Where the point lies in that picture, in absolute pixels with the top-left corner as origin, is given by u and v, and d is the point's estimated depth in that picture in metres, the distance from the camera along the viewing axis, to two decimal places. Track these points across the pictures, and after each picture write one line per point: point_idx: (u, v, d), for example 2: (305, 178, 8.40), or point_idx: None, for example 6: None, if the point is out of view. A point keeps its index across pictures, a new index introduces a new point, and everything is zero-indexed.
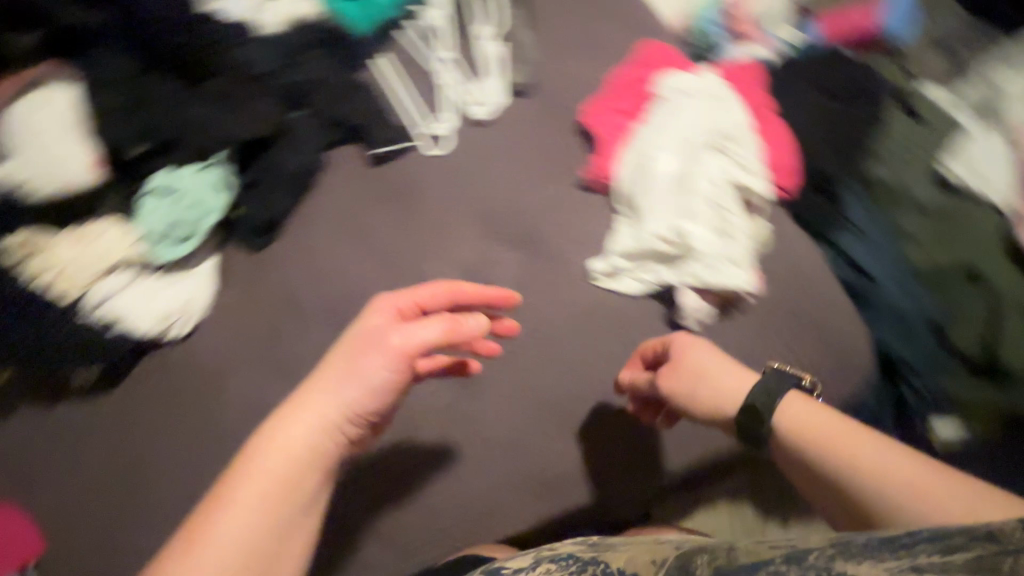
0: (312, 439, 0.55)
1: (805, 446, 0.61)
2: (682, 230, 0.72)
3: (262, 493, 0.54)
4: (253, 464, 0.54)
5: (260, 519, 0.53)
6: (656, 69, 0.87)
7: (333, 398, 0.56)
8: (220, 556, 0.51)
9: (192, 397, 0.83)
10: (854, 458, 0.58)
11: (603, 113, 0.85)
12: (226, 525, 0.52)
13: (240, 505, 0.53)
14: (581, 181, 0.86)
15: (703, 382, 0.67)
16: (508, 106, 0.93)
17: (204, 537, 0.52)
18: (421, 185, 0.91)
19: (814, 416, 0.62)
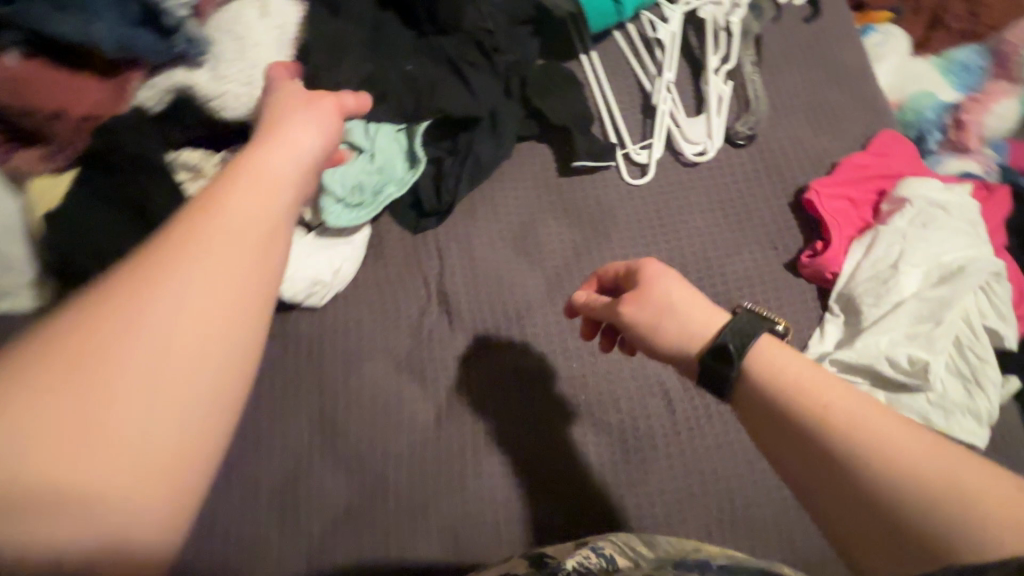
0: (265, 230, 0.36)
1: (781, 399, 0.41)
2: (921, 360, 0.66)
3: (176, 317, 0.31)
4: (168, 282, 0.31)
5: (172, 367, 0.30)
6: (896, 166, 0.81)
7: (264, 194, 0.38)
8: (123, 444, 0.28)
9: (311, 375, 0.74)
10: (830, 435, 0.38)
11: (834, 198, 0.79)
12: (121, 413, 0.28)
13: (149, 337, 0.30)
14: (788, 260, 0.80)
15: (665, 316, 0.49)
16: (723, 152, 0.85)
17: (107, 397, 0.28)
18: (610, 210, 0.82)
19: (791, 365, 0.42)
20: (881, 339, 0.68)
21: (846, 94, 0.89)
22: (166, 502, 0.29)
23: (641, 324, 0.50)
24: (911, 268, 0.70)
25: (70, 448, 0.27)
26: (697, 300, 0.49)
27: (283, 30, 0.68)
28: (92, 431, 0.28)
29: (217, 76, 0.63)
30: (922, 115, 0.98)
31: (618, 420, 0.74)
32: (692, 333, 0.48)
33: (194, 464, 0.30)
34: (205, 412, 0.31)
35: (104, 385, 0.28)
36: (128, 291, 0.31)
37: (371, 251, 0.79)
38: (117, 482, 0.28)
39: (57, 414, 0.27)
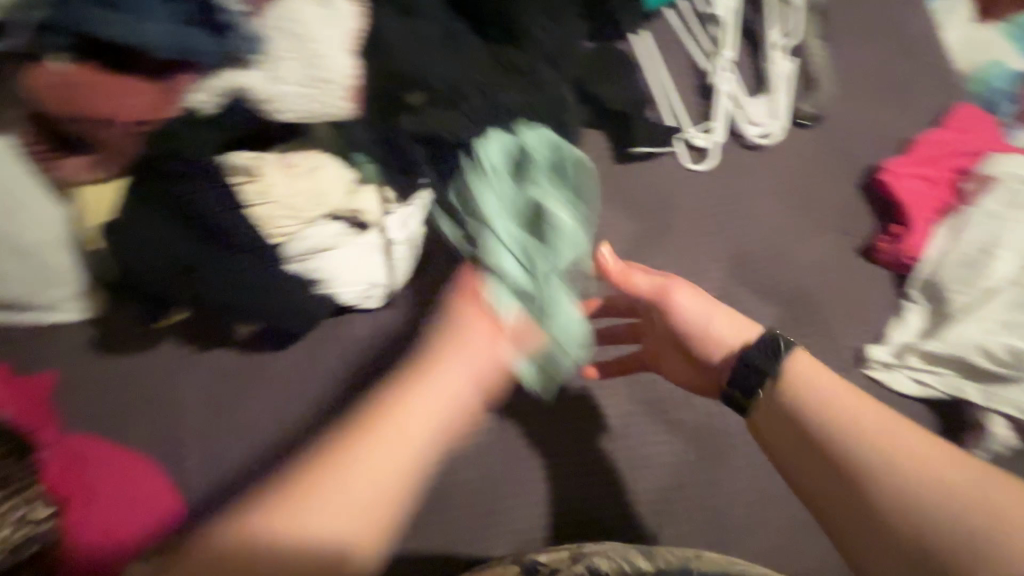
0: (414, 429, 0.46)
1: (812, 407, 0.51)
2: (1021, 350, 0.62)
3: (370, 468, 0.43)
4: (378, 431, 0.45)
5: (374, 495, 0.43)
6: (981, 142, 0.75)
7: (466, 378, 0.50)
8: (313, 542, 0.40)
9: (372, 382, 0.72)
10: (862, 458, 0.47)
11: (911, 179, 0.75)
12: (333, 495, 0.42)
13: (355, 472, 0.43)
14: (863, 245, 0.75)
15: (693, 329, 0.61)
16: (788, 133, 0.80)
17: (300, 506, 0.41)
18: (670, 199, 0.79)
19: (843, 398, 0.51)
20: (974, 328, 0.64)
21: (917, 66, 0.83)
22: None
23: (680, 328, 0.62)
24: (1006, 251, 0.65)
25: (297, 515, 0.41)
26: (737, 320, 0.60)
27: (342, 27, 0.62)
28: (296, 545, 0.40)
29: (272, 76, 0.61)
30: (991, 85, 0.93)
31: (690, 419, 0.71)
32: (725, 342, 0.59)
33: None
34: (377, 546, 0.42)
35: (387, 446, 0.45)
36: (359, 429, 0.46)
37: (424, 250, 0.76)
38: (330, 555, 0.40)
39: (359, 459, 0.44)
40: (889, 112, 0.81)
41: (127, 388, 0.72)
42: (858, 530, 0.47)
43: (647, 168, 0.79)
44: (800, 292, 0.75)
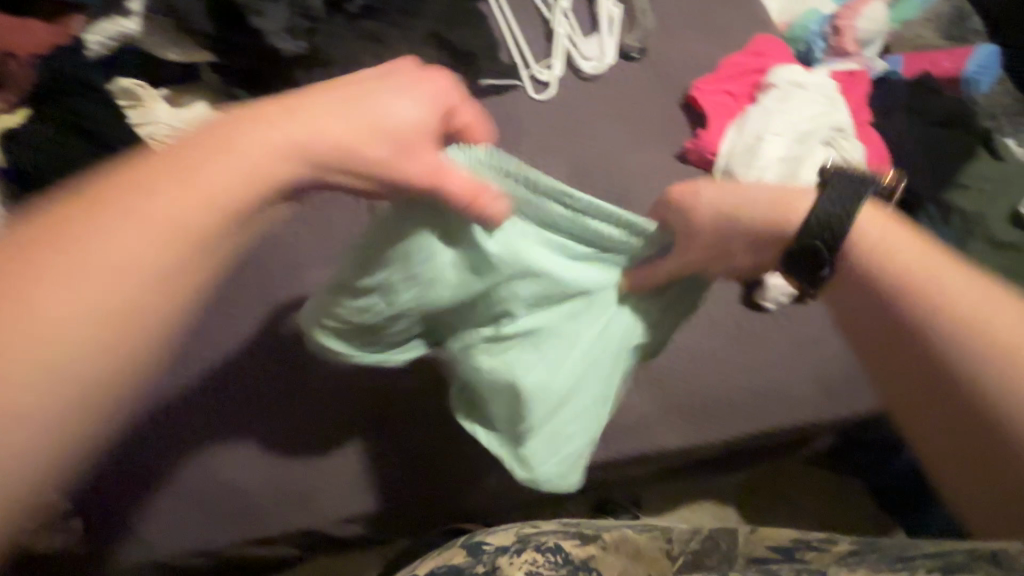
0: (286, 179, 0.44)
1: (892, 268, 0.53)
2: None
3: (153, 228, 0.40)
4: (229, 150, 0.43)
5: (174, 235, 0.40)
6: (768, 63, 0.91)
7: (328, 122, 0.45)
8: (116, 267, 0.39)
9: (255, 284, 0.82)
10: (909, 303, 0.52)
11: (715, 93, 0.89)
12: (151, 209, 0.40)
13: (159, 207, 0.40)
14: (680, 152, 0.89)
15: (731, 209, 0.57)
16: (618, 67, 0.94)
17: (83, 233, 0.39)
18: (520, 124, 0.91)
19: (890, 242, 0.53)
20: None
21: (726, 8, 0.98)
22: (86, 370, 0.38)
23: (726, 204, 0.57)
24: (774, 137, 0.79)
25: (77, 244, 0.39)
26: (785, 190, 0.56)
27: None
28: (80, 256, 0.38)
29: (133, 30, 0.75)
30: (809, 28, 1.08)
31: None
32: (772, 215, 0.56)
33: (124, 311, 0.39)
34: (178, 268, 0.41)
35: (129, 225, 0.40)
36: (170, 168, 0.42)
37: None
38: (90, 332, 0.38)
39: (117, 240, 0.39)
40: (703, 46, 0.95)
41: None
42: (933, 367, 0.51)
43: (498, 101, 0.93)
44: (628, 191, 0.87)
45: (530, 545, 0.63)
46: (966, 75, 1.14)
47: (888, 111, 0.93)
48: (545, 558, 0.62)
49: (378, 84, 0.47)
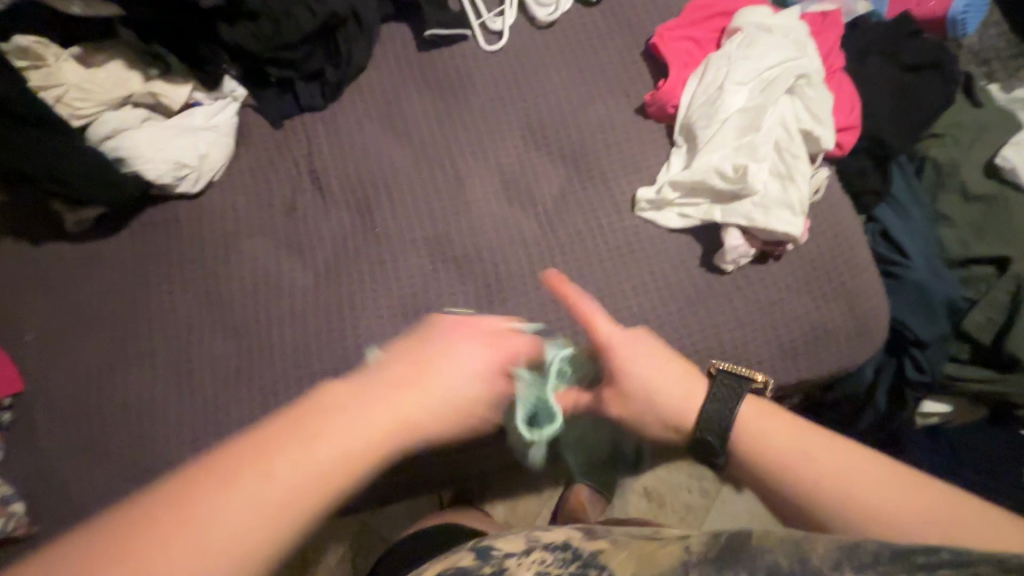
0: (360, 461, 0.46)
1: (760, 457, 0.57)
2: (743, 167, 0.72)
3: (281, 493, 0.43)
4: (306, 444, 0.45)
5: (270, 526, 0.42)
6: (736, 5, 0.84)
7: (381, 409, 0.49)
8: (214, 558, 0.40)
9: (191, 258, 0.79)
10: (820, 504, 0.53)
11: (675, 40, 0.83)
12: (279, 477, 0.43)
13: (236, 502, 0.41)
14: (639, 105, 0.83)
15: (646, 400, 0.63)
16: (575, 13, 0.87)
17: (216, 503, 0.41)
18: (470, 80, 0.86)
19: (764, 432, 0.58)
20: (712, 154, 0.73)
21: None
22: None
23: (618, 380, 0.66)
24: (735, 87, 0.75)
25: (167, 550, 0.39)
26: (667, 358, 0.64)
27: None
28: (174, 553, 0.39)
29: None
30: None
31: (486, 268, 0.77)
32: (665, 387, 0.64)
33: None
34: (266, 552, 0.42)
35: (263, 480, 0.43)
36: (257, 453, 0.44)
37: (238, 139, 0.83)
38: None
39: (253, 500, 0.42)
40: None
41: None
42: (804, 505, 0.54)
43: (447, 54, 0.86)
44: (583, 149, 0.82)
45: (541, 546, 0.56)
46: (954, 15, 1.06)
47: (862, 57, 0.87)
48: (555, 558, 0.53)
49: (452, 345, 0.55)
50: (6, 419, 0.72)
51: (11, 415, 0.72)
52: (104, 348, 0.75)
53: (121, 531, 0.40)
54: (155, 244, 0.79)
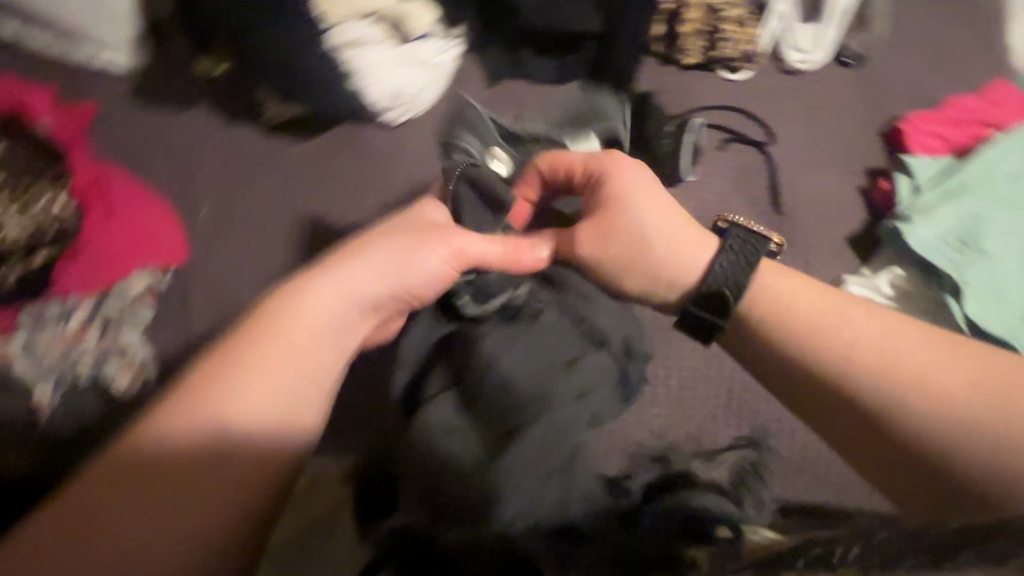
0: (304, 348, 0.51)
1: (790, 323, 0.51)
2: (1008, 287, 0.65)
3: (288, 349, 0.44)
4: (232, 366, 0.43)
5: (266, 424, 0.42)
6: (1005, 115, 0.77)
7: (381, 275, 0.49)
8: (218, 439, 0.41)
9: (372, 186, 0.77)
10: (794, 330, 0.51)
11: (929, 134, 0.77)
12: (293, 323, 0.45)
13: (234, 402, 0.42)
14: (863, 186, 0.79)
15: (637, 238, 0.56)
16: (823, 69, 0.83)
17: (201, 408, 0.41)
18: (698, 101, 0.81)
19: (791, 286, 0.53)
20: (951, 260, 0.66)
21: (966, 38, 0.84)
22: (300, 438, 0.44)
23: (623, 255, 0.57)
24: (987, 205, 0.68)
25: (186, 422, 0.41)
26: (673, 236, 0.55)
27: None
28: (205, 430, 0.41)
29: None
30: None
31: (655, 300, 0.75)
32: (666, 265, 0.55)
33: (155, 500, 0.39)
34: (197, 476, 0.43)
35: (240, 373, 0.43)
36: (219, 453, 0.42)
37: (450, 84, 0.80)
38: (254, 443, 0.42)
39: (220, 405, 0.41)
40: (925, 76, 0.83)
41: (160, 142, 0.78)
42: (806, 409, 0.50)
43: (686, 66, 0.81)
44: (790, 214, 0.78)
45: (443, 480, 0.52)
46: None
47: None
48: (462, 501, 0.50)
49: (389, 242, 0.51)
50: (166, 284, 0.72)
51: (170, 281, 0.73)
52: (269, 248, 0.75)
53: (109, 471, 0.39)
54: (344, 162, 0.78)
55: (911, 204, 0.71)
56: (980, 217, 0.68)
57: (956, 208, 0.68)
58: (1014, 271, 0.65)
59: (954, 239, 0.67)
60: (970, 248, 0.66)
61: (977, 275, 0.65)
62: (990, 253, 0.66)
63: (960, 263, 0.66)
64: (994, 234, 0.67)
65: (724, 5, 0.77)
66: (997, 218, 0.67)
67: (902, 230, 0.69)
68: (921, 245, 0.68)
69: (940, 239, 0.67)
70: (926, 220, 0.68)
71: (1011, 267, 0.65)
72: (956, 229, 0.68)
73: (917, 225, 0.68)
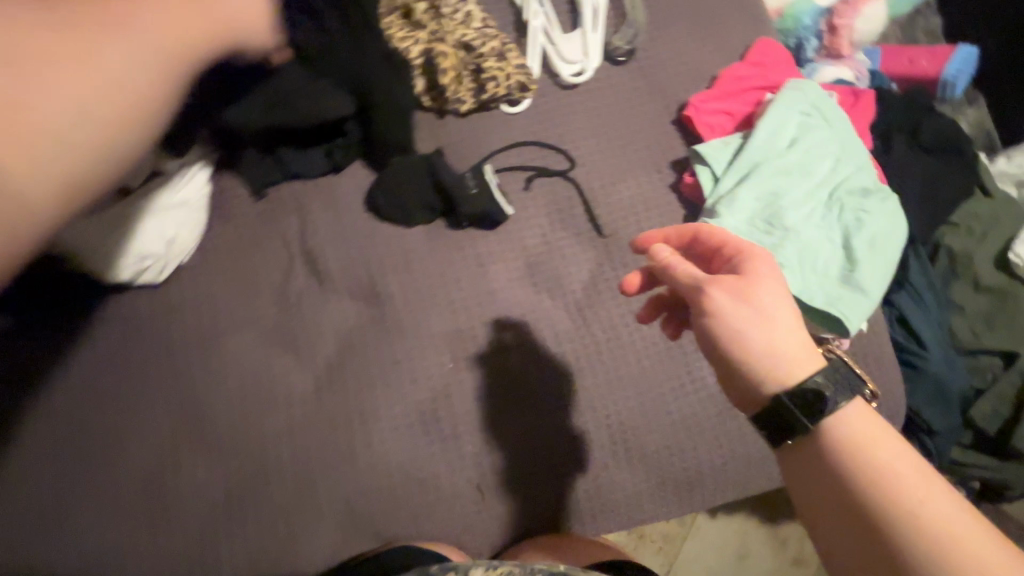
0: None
1: (850, 450, 0.42)
2: (815, 257, 0.66)
3: None
4: None
5: None
6: (772, 76, 0.79)
7: None
8: None
9: (159, 360, 0.66)
10: (856, 466, 0.41)
11: (714, 112, 0.77)
12: None
13: None
14: (672, 182, 0.77)
15: (768, 324, 0.45)
16: (602, 72, 0.80)
17: None
18: (487, 143, 0.75)
19: (878, 437, 0.42)
20: (759, 244, 0.66)
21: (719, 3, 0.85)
22: None
23: (714, 344, 0.47)
24: (773, 178, 0.69)
25: None
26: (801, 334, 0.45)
27: None
28: None
29: None
30: (801, 23, 0.95)
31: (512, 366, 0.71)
32: (779, 356, 0.45)
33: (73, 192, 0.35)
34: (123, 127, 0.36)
35: None
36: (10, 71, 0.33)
37: (212, 213, 0.69)
38: None
39: None
40: (695, 53, 0.82)
41: None
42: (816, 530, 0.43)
43: (465, 113, 0.75)
44: (614, 232, 0.75)
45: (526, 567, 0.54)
46: (945, 79, 0.95)
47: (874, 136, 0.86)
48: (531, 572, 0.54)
49: None
50: None
51: None
52: (61, 469, 0.62)
53: None
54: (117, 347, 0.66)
55: (713, 195, 0.71)
56: (770, 193, 0.69)
57: (750, 189, 0.69)
58: (819, 238, 0.67)
59: (759, 221, 0.67)
60: (774, 227, 0.67)
61: (786, 252, 0.65)
62: (792, 228, 0.67)
63: (769, 245, 0.66)
64: (787, 207, 0.68)
65: (477, 41, 0.73)
66: (787, 189, 0.69)
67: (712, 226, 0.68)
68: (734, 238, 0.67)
69: (745, 226, 0.67)
70: (728, 210, 0.68)
71: (815, 236, 0.67)
72: (758, 211, 0.68)
73: (724, 219, 0.67)
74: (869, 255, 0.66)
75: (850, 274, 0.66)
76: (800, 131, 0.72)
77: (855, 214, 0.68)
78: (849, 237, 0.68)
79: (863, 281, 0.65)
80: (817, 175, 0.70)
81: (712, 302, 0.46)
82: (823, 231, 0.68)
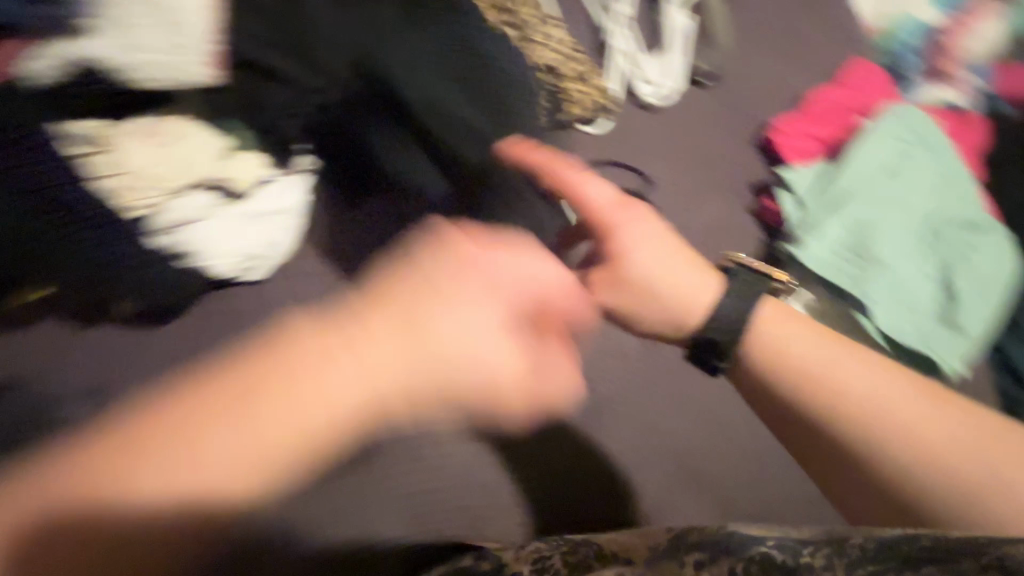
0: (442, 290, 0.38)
1: (811, 374, 0.50)
2: (910, 292, 0.63)
3: None
4: None
5: None
6: (869, 99, 0.76)
7: None
8: None
9: None
10: (818, 385, 0.49)
11: (801, 136, 0.75)
12: None
13: None
14: (753, 206, 0.75)
15: (644, 269, 0.56)
16: (683, 94, 0.80)
17: None
18: (564, 161, 0.77)
19: (826, 354, 0.50)
20: (848, 275, 0.63)
21: (809, 27, 0.84)
22: None
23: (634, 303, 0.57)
24: (866, 207, 0.66)
25: None
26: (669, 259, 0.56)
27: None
28: None
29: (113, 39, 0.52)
30: (900, 39, 0.90)
31: None
32: (681, 296, 0.55)
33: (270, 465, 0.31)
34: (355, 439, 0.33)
35: None
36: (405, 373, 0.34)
37: None
38: None
39: None
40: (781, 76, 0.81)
41: None
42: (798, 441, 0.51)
43: None
44: None
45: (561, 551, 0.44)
46: None
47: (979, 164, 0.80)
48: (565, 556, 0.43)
49: None
50: None
51: None
52: None
53: None
54: None
55: (798, 222, 0.68)
56: (863, 223, 0.65)
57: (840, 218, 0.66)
58: (915, 271, 0.64)
59: (848, 252, 0.64)
60: (866, 259, 0.64)
61: (878, 286, 0.62)
62: (886, 261, 0.63)
63: (859, 277, 0.63)
64: (882, 238, 0.64)
65: (561, 64, 0.73)
66: (881, 219, 0.65)
67: (797, 254, 0.65)
68: (820, 267, 0.64)
69: (834, 255, 0.64)
70: (815, 238, 0.65)
71: (909, 269, 0.64)
72: (848, 240, 0.65)
73: (810, 247, 0.65)
74: (972, 291, 0.62)
75: (948, 312, 0.62)
76: (899, 159, 0.68)
77: (957, 248, 0.64)
78: (949, 272, 0.64)
79: (964, 320, 0.61)
80: (915, 204, 0.66)
81: (621, 264, 0.56)
82: (919, 265, 0.64)
